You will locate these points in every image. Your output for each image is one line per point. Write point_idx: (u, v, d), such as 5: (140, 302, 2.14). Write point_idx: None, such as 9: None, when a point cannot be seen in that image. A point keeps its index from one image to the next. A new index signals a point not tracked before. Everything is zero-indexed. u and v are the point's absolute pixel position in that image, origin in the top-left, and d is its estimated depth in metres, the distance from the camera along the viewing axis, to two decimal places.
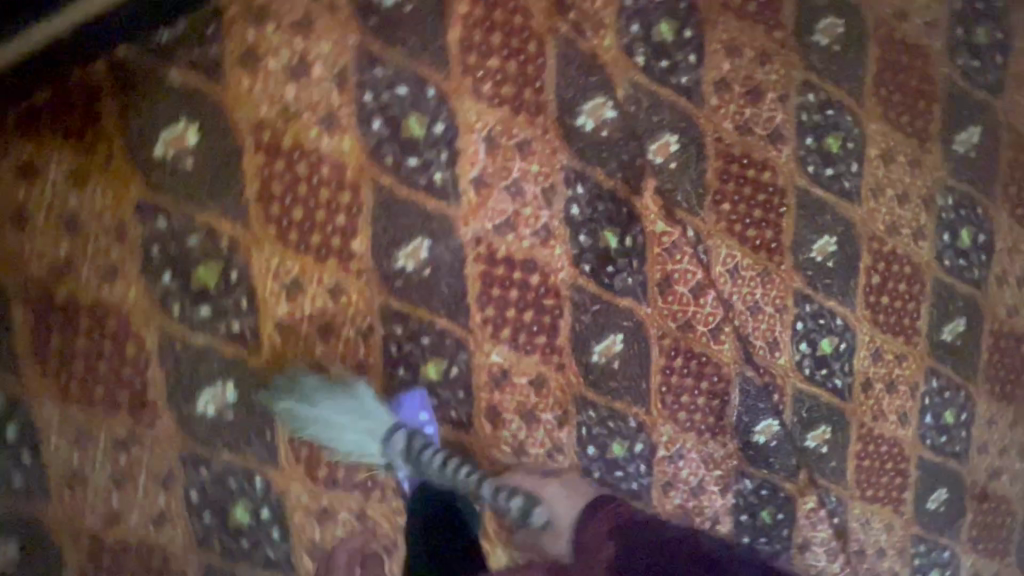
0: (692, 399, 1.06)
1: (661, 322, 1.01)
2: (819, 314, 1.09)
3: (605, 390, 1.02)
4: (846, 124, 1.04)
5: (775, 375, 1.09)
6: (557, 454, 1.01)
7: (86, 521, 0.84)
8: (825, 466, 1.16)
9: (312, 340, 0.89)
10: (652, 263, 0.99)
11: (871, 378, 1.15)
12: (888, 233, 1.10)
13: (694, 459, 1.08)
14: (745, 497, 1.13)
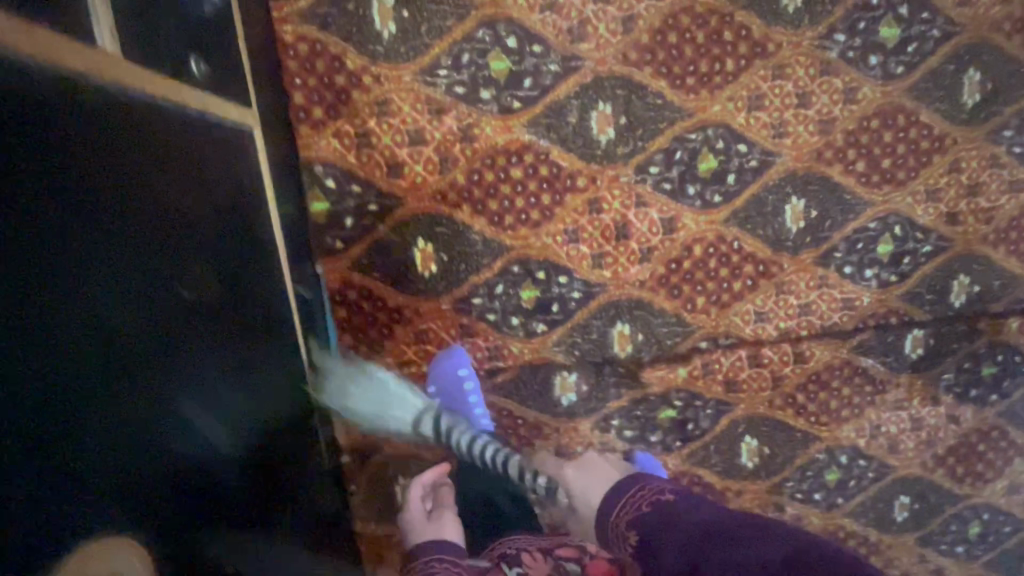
0: (839, 397, 1.10)
1: (760, 398, 1.08)
2: (852, 243, 1.04)
3: (779, 465, 1.12)
4: (697, 139, 0.97)
5: (874, 311, 1.07)
6: (802, 519, 1.16)
7: None
8: (991, 294, 1.09)
9: None
10: (708, 387, 1.06)
11: (950, 207, 1.05)
12: (827, 133, 0.99)
13: (889, 414, 1.13)
14: (956, 382, 1.13)
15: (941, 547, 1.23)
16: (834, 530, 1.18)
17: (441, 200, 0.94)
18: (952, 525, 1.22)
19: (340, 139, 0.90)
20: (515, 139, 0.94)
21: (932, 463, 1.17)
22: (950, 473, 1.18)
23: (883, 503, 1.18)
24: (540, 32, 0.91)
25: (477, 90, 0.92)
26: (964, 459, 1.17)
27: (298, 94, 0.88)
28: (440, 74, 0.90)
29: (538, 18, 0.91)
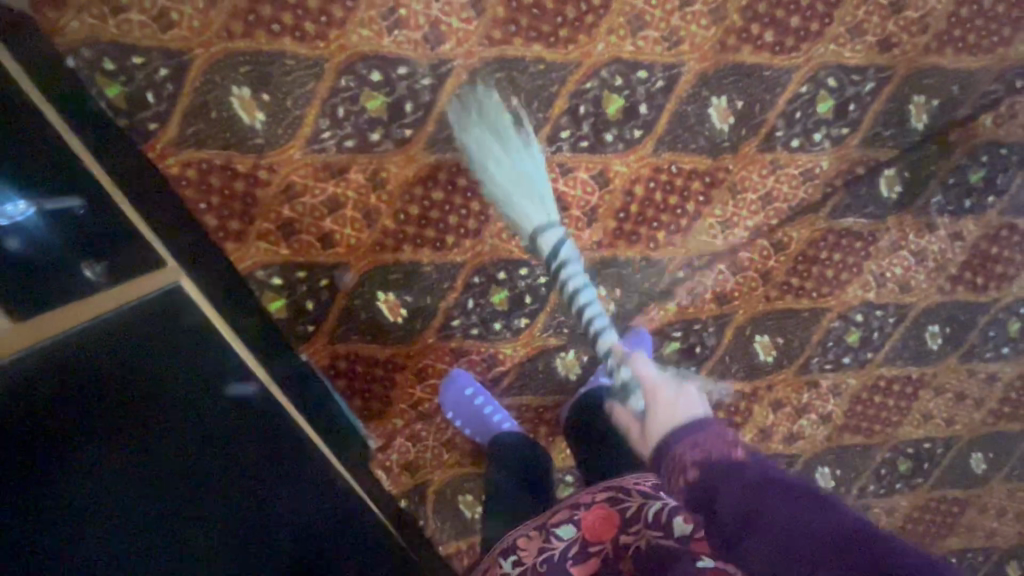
0: (833, 265, 1.09)
1: (756, 298, 1.08)
2: (791, 115, 0.99)
3: (798, 348, 1.13)
4: (594, 86, 0.93)
5: (838, 171, 1.03)
6: (839, 385, 1.18)
7: None
8: (953, 102, 1.03)
9: None
10: (701, 308, 1.07)
11: (880, 35, 0.97)
12: (723, 18, 0.93)
13: (889, 260, 1.11)
14: (947, 201, 1.09)
15: (988, 356, 1.23)
16: (874, 383, 1.19)
17: (381, 250, 0.96)
18: (992, 333, 1.21)
19: (265, 239, 0.92)
20: (423, 165, 0.94)
21: (951, 286, 1.15)
22: (971, 288, 1.16)
23: (915, 341, 1.18)
24: (398, 54, 0.88)
25: (366, 138, 0.91)
26: (981, 270, 1.15)
27: (208, 217, 0.90)
28: (325, 137, 0.90)
29: (390, 42, 0.88)
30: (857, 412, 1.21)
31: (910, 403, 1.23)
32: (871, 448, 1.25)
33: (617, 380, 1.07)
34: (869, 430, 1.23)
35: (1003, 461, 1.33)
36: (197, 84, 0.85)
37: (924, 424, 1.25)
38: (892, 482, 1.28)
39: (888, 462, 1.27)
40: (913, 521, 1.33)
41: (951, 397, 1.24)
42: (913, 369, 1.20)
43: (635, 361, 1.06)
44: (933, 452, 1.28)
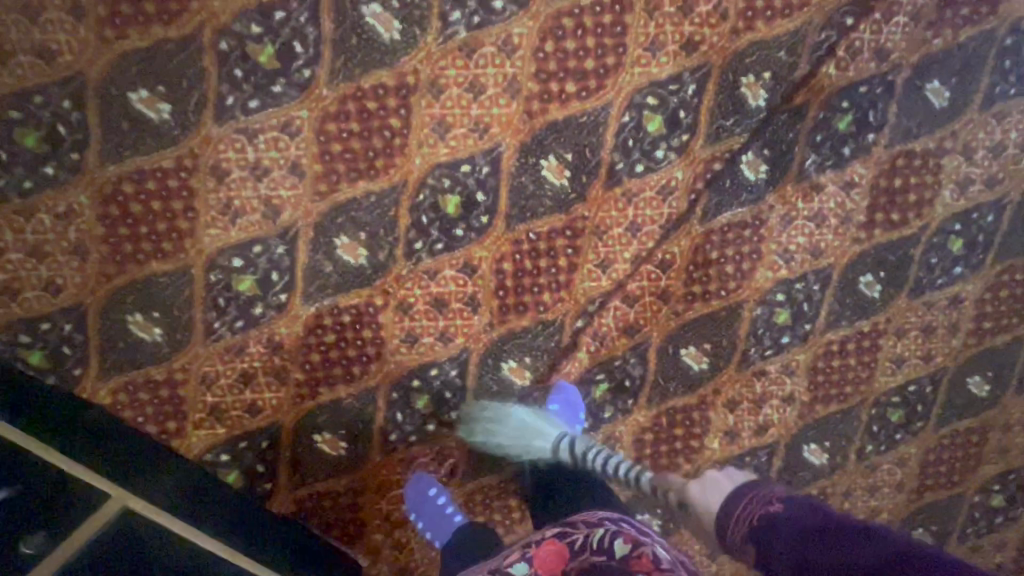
0: (730, 259, 1.08)
1: (664, 317, 1.09)
2: (625, 145, 1.00)
3: (729, 346, 1.13)
4: (427, 194, 0.99)
5: (696, 176, 1.03)
6: (790, 365, 1.16)
7: None
8: (786, 67, 1.01)
9: (722, 556, 1.26)
10: (612, 346, 1.09)
11: (682, 40, 0.97)
12: (519, 90, 0.96)
13: (786, 234, 1.09)
14: (822, 159, 1.06)
15: (941, 282, 1.16)
16: (825, 349, 1.16)
17: (302, 400, 1.06)
18: (933, 259, 1.15)
19: (203, 424, 1.04)
20: (308, 317, 1.02)
21: (866, 233, 1.11)
22: (887, 227, 1.12)
23: (851, 296, 1.14)
24: (248, 235, 0.98)
25: (251, 314, 1.01)
26: (891, 206, 1.11)
27: (150, 424, 1.03)
28: (217, 326, 1.01)
29: (237, 229, 0.97)
30: (821, 382, 1.18)
31: (874, 355, 1.18)
32: (851, 410, 1.21)
33: (562, 432, 1.08)
34: (841, 394, 1.19)
35: (1008, 375, 1.24)
36: (97, 325, 0.98)
37: (900, 369, 1.20)
38: (889, 434, 1.24)
39: (877, 417, 1.22)
40: (930, 464, 1.27)
41: (917, 334, 1.18)
42: (862, 322, 1.16)
43: (574, 413, 1.09)
44: (922, 391, 1.22)
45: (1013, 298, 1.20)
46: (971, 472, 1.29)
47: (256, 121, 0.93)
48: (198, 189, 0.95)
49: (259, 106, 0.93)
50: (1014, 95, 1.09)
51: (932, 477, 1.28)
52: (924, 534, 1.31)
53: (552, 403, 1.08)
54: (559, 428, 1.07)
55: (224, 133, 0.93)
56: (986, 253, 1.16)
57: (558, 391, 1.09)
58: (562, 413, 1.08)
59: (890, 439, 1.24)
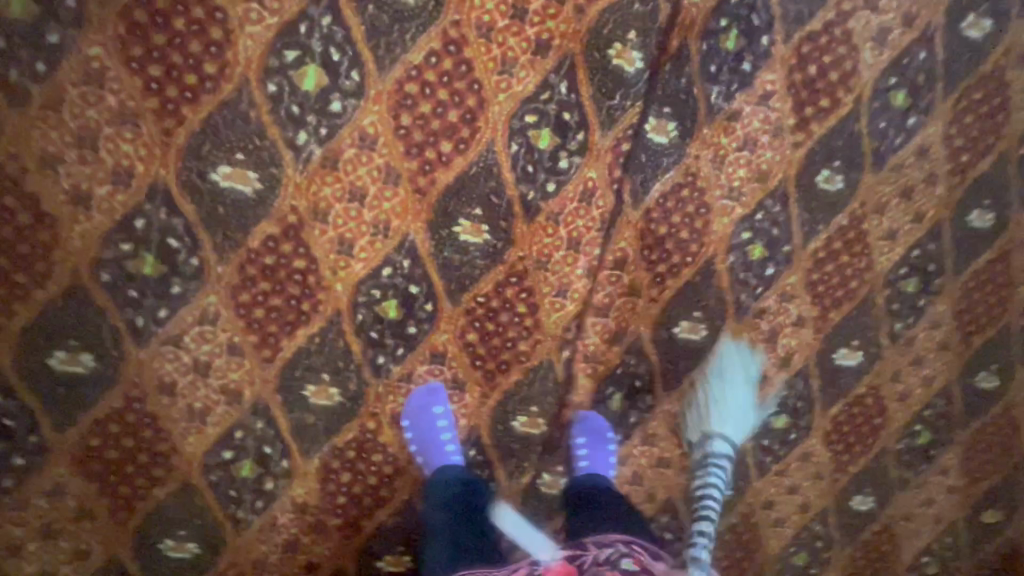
0: (680, 225, 1.03)
1: (643, 308, 1.06)
2: (527, 173, 0.95)
3: (718, 303, 1.09)
4: (364, 311, 0.96)
5: (608, 166, 0.97)
6: (785, 290, 1.11)
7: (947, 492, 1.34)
8: (646, 18, 0.93)
9: (802, 487, 1.25)
10: (607, 357, 1.07)
11: (531, 46, 0.90)
12: (400, 175, 0.91)
13: (724, 174, 1.03)
14: (726, 86, 0.99)
15: (900, 141, 1.09)
16: (812, 260, 1.11)
17: (350, 539, 1.07)
18: (882, 122, 1.07)
19: None
20: (316, 469, 1.02)
21: (802, 133, 1.04)
22: (821, 116, 1.04)
23: (816, 199, 1.08)
24: (224, 426, 0.97)
25: (264, 491, 1.01)
26: (817, 94, 1.03)
27: None
28: (241, 515, 1.02)
29: (212, 426, 0.97)
30: (823, 291, 1.13)
31: (865, 241, 1.12)
32: (865, 301, 1.16)
33: (600, 462, 1.05)
34: (848, 292, 1.14)
35: (1007, 193, 1.17)
36: (137, 566, 1.00)
37: (896, 241, 1.14)
38: (912, 304, 1.19)
39: (893, 295, 1.17)
40: (964, 311, 1.22)
41: (899, 201, 1.12)
42: (838, 217, 1.10)
43: (603, 440, 1.08)
44: (928, 251, 1.16)
45: (980, 118, 1.11)
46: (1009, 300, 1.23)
47: (174, 326, 0.91)
48: (157, 410, 0.94)
49: (169, 312, 0.90)
50: None
51: (971, 323, 1.23)
52: (986, 375, 1.27)
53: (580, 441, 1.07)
54: (592, 463, 1.04)
55: (151, 351, 0.91)
56: (933, 90, 1.07)
57: (580, 428, 1.08)
58: (592, 448, 1.06)
59: (916, 308, 1.19)
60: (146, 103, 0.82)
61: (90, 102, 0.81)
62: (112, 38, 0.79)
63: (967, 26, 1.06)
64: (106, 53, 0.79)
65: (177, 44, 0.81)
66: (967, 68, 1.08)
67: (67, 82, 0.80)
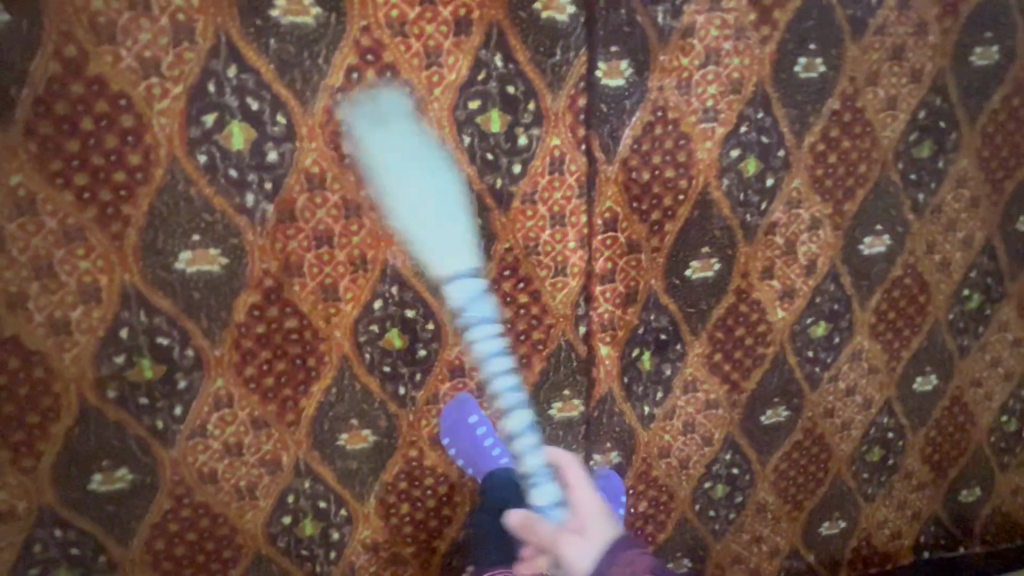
0: (663, 165, 0.96)
1: (648, 260, 1.00)
2: (487, 162, 0.89)
3: (724, 232, 1.02)
4: (370, 350, 0.94)
5: (570, 128, 0.91)
6: (793, 197, 1.04)
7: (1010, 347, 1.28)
8: None
9: (860, 387, 1.20)
10: (626, 321, 1.03)
11: (451, 28, 0.83)
12: (359, 206, 0.87)
13: (694, 96, 0.94)
14: (670, 2, 0.89)
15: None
16: (813, 157, 1.02)
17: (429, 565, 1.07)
18: None
19: None
20: (375, 510, 1.02)
21: (767, 25, 0.94)
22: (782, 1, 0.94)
23: (801, 90, 0.98)
24: (274, 497, 0.97)
25: (333, 541, 1.02)
26: None
27: None
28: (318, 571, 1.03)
29: (262, 500, 0.97)
30: (833, 185, 1.05)
31: (864, 120, 1.03)
32: (880, 182, 1.07)
33: (611, 514, 1.05)
34: (861, 178, 1.06)
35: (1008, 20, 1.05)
36: None
37: (899, 109, 1.04)
38: (932, 169, 1.09)
39: (909, 167, 1.08)
40: (990, 160, 1.12)
41: (890, 65, 1.01)
42: (829, 103, 1.00)
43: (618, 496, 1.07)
44: (936, 108, 1.06)
45: None
46: None
47: (193, 419, 0.90)
48: (206, 501, 0.94)
49: (184, 407, 0.89)
50: None
51: (999, 170, 1.13)
52: None
53: (594, 491, 1.07)
54: None
55: (180, 449, 0.91)
56: None
57: (598, 478, 1.08)
58: (607, 500, 1.05)
59: (937, 172, 1.10)
60: (85, 213, 0.79)
61: (30, 230, 0.78)
62: (28, 160, 0.75)
63: None
64: (28, 177, 0.76)
65: (93, 144, 0.77)
66: None
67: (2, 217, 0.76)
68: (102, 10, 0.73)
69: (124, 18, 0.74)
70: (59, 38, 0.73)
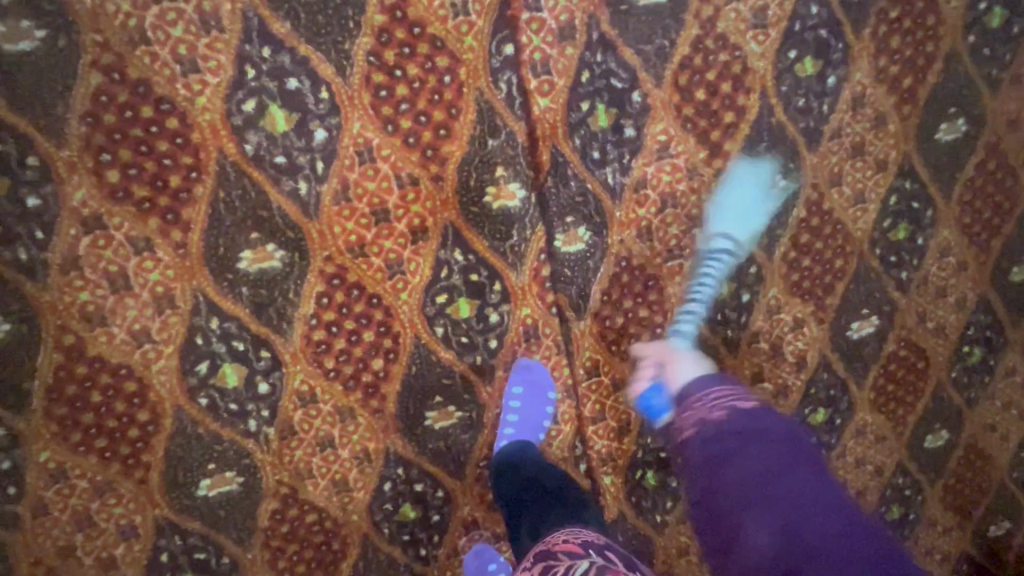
0: (636, 306, 0.98)
1: (637, 393, 1.03)
2: (463, 343, 0.93)
3: (708, 350, 1.04)
4: (386, 524, 1.00)
5: (538, 296, 0.93)
6: (772, 305, 1.05)
7: (1021, 388, 1.27)
8: (504, 147, 0.86)
9: (870, 455, 1.21)
10: (625, 450, 1.05)
11: (407, 237, 0.86)
12: (352, 408, 0.92)
13: (656, 239, 0.95)
14: (617, 162, 0.90)
15: (829, 106, 0.96)
16: (786, 264, 1.03)
17: None
18: (799, 99, 0.94)
19: None
20: None
21: (719, 157, 0.94)
22: (731, 131, 0.93)
23: (763, 208, 0.99)
24: None
25: None
26: (717, 114, 0.92)
27: None
28: None
29: None
30: (810, 284, 1.05)
31: (833, 219, 1.03)
32: (860, 271, 1.07)
33: (531, 427, 0.96)
34: (838, 271, 1.06)
35: (974, 89, 1.01)
36: None
37: (867, 200, 1.03)
38: (912, 247, 1.08)
39: (887, 250, 1.07)
40: (971, 226, 1.10)
41: (853, 162, 1.00)
42: (794, 213, 1.00)
43: (540, 392, 0.96)
44: (907, 191, 1.04)
45: (910, 32, 0.96)
46: (1017, 188, 1.10)
47: None
48: None
49: None
50: None
51: (984, 231, 1.11)
52: (1021, 269, 1.16)
53: None
54: None
55: None
56: (842, 36, 0.93)
57: None
58: None
59: (918, 248, 1.08)
60: (110, 468, 0.86)
61: (66, 493, 0.86)
62: (51, 437, 0.83)
63: None
64: (54, 450, 0.83)
65: (106, 411, 0.84)
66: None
67: (39, 488, 0.84)
68: (89, 299, 0.79)
69: (109, 300, 0.80)
70: (56, 332, 0.79)
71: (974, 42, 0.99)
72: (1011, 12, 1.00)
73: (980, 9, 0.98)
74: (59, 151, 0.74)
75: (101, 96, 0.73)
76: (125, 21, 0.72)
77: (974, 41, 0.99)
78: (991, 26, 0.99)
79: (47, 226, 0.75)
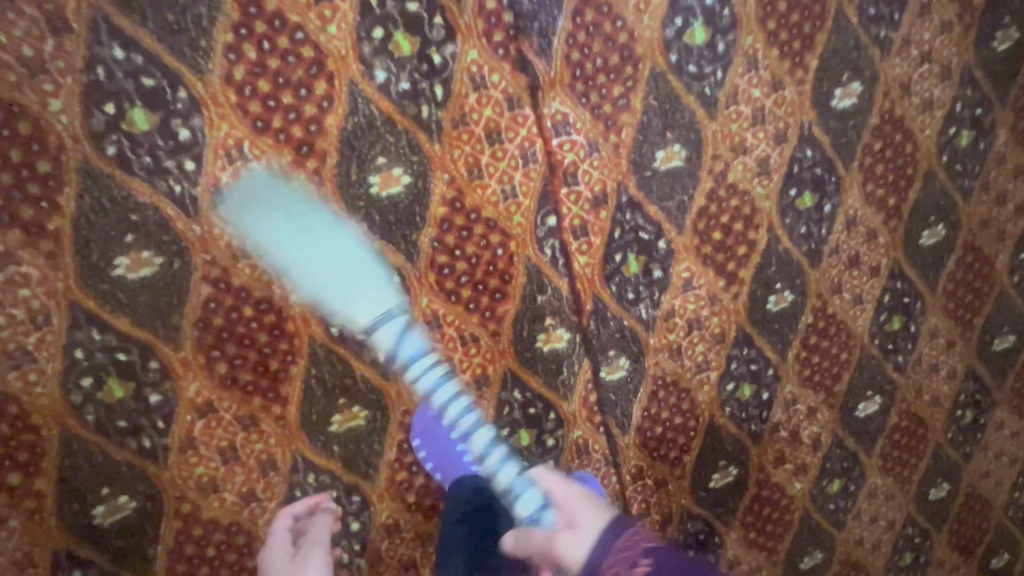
0: (672, 416, 1.10)
1: (677, 487, 1.15)
2: (524, 466, 1.04)
3: (736, 443, 1.17)
4: None
5: (587, 418, 1.05)
6: (789, 398, 1.18)
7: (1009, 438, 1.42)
8: (552, 300, 0.98)
9: (882, 512, 1.35)
10: (669, 539, 1.17)
11: (473, 384, 0.98)
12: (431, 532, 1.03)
13: (686, 358, 1.08)
14: (649, 300, 1.03)
15: (827, 229, 1.10)
16: (799, 363, 1.16)
17: None
18: (801, 227, 1.08)
19: None
20: None
21: (736, 284, 1.07)
22: (745, 262, 1.06)
23: (776, 320, 1.12)
24: None
25: None
26: (732, 249, 1.05)
27: None
28: None
29: None
30: (820, 376, 1.19)
31: (836, 320, 1.16)
32: (862, 360, 1.21)
33: None
34: (843, 363, 1.19)
35: (950, 199, 1.16)
36: None
37: (865, 301, 1.17)
38: (906, 334, 1.22)
39: (885, 340, 1.21)
40: (956, 311, 1.24)
41: (850, 272, 1.14)
42: (802, 320, 1.14)
43: None
44: (899, 289, 1.18)
45: (893, 161, 1.10)
46: (993, 274, 1.25)
47: None
48: None
49: None
50: (722, 72, 0.96)
51: (967, 313, 1.26)
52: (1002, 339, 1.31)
53: None
54: None
55: None
56: (835, 172, 1.07)
57: None
58: None
59: (911, 335, 1.22)
60: None
61: None
62: None
63: (839, 103, 1.04)
64: None
65: (217, 563, 0.94)
66: (858, 136, 1.07)
67: None
68: (203, 471, 0.90)
69: (220, 469, 0.90)
70: (175, 502, 0.89)
71: (947, 163, 1.13)
72: (978, 133, 1.14)
73: (951, 134, 1.12)
74: (175, 352, 0.84)
75: (209, 304, 0.84)
76: (229, 241, 0.83)
77: (946, 162, 1.13)
78: (960, 148, 1.14)
79: (166, 416, 0.86)
